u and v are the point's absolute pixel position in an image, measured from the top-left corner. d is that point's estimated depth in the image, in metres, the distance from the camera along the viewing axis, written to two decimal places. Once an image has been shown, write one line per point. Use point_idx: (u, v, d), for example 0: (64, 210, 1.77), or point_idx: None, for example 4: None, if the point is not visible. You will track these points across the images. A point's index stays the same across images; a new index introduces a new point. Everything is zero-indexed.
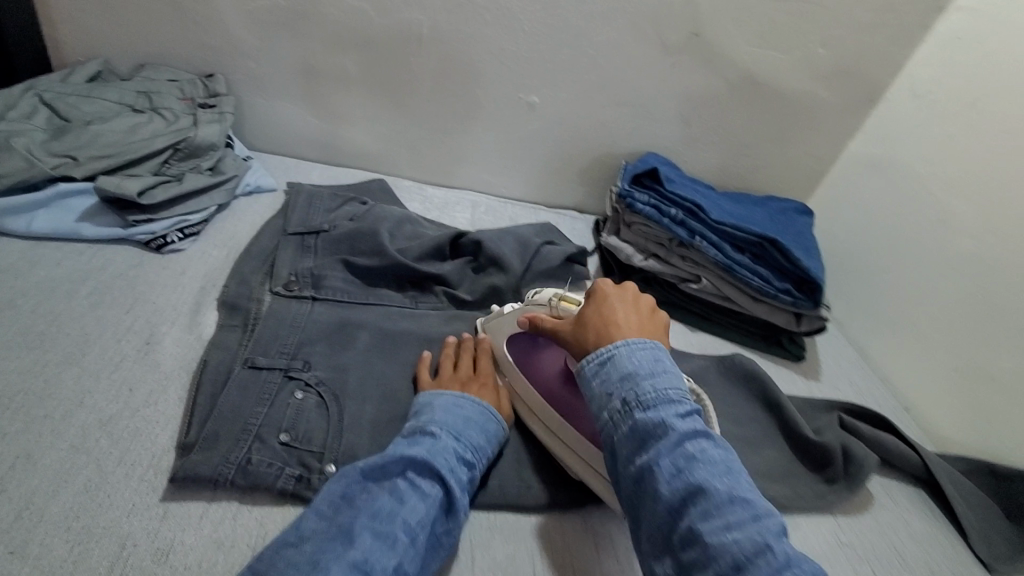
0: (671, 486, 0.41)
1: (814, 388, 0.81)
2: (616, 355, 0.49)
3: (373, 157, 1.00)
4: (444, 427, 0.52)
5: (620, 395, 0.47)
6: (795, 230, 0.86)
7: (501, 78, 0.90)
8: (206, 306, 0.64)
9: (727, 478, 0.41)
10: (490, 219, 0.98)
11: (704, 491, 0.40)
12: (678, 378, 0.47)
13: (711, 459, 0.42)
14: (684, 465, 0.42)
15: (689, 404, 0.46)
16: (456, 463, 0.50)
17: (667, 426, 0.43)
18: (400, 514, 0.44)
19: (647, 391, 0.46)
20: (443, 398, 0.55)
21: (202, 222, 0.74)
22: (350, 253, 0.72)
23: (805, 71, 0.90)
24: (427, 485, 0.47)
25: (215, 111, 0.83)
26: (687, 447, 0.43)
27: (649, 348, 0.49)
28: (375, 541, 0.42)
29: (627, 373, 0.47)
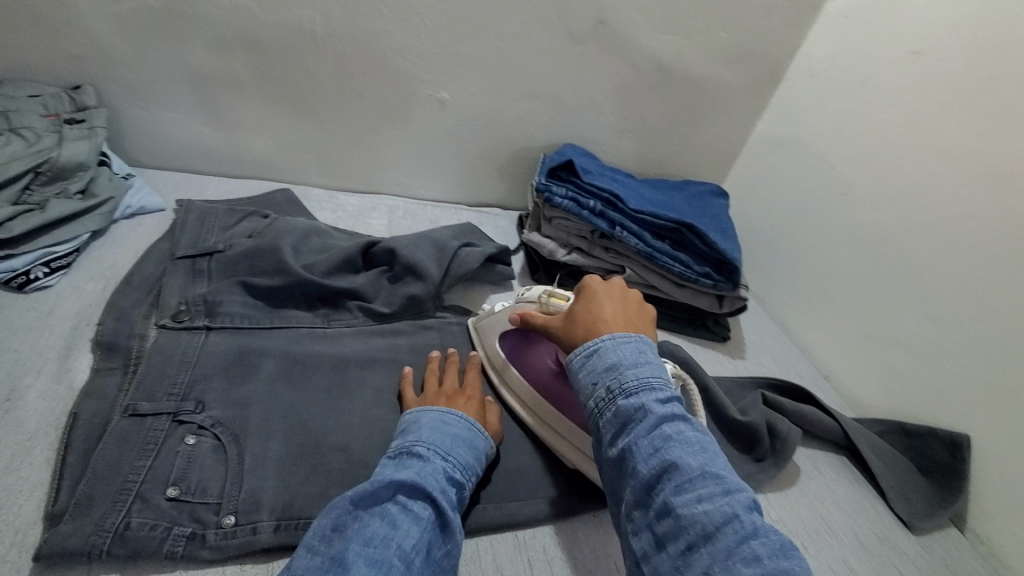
0: (649, 464, 0.42)
1: (739, 366, 0.82)
2: (602, 348, 0.50)
3: (277, 165, 0.93)
4: (431, 448, 0.49)
5: (604, 384, 0.48)
6: (712, 213, 0.87)
7: (408, 75, 0.86)
8: (79, 349, 0.56)
9: (702, 456, 0.42)
10: (409, 223, 0.93)
11: (679, 468, 0.41)
12: (661, 369, 0.48)
13: (686, 439, 0.43)
14: (662, 446, 0.43)
15: (671, 392, 0.47)
16: (447, 483, 0.47)
17: (648, 411, 0.44)
18: (395, 539, 0.41)
19: (630, 379, 0.47)
20: (428, 417, 0.53)
21: (71, 253, 0.65)
22: (249, 274, 0.66)
23: (710, 55, 0.91)
24: (420, 507, 0.43)
25: (85, 126, 0.74)
26: (667, 430, 0.44)
27: (634, 342, 0.50)
28: (370, 570, 0.38)
29: (612, 364, 0.48)
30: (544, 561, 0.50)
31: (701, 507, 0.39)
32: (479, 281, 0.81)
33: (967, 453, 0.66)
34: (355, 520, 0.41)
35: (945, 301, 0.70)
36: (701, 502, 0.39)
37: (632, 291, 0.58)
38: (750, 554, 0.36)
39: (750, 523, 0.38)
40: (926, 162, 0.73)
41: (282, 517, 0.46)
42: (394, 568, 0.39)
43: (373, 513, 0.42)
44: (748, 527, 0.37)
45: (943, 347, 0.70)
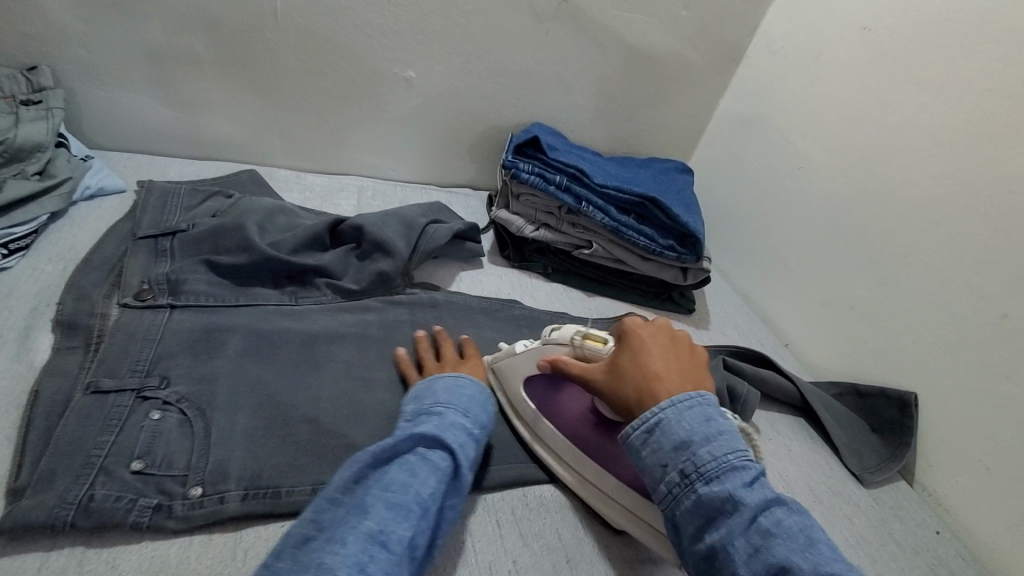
0: (752, 568, 0.39)
1: (704, 336, 0.85)
2: (664, 420, 0.46)
3: (242, 146, 0.92)
4: (450, 407, 0.50)
5: (677, 467, 0.44)
6: (676, 188, 0.89)
7: (373, 53, 0.85)
8: (39, 328, 0.55)
9: (809, 550, 0.39)
10: (378, 204, 0.93)
11: (791, 574, 0.38)
12: (735, 439, 0.45)
13: (789, 531, 0.40)
14: (762, 543, 0.39)
15: (753, 469, 0.44)
16: (465, 439, 0.48)
17: (738, 501, 0.41)
18: (413, 486, 0.41)
19: (706, 461, 0.44)
20: (443, 382, 0.54)
21: (29, 234, 0.64)
22: (213, 252, 0.65)
23: (673, 33, 0.92)
24: (438, 457, 0.44)
25: (41, 107, 0.72)
26: (764, 523, 0.40)
27: (697, 406, 0.47)
28: (388, 512, 0.39)
29: (682, 442, 0.45)
30: (512, 520, 0.52)
31: None
32: (449, 258, 0.82)
33: (914, 410, 0.69)
34: (374, 471, 0.42)
35: (893, 267, 0.73)
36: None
37: (677, 337, 0.55)
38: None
39: None
40: (877, 134, 0.76)
41: (249, 487, 0.47)
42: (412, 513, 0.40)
43: (393, 463, 0.43)
44: None
45: (893, 311, 0.73)
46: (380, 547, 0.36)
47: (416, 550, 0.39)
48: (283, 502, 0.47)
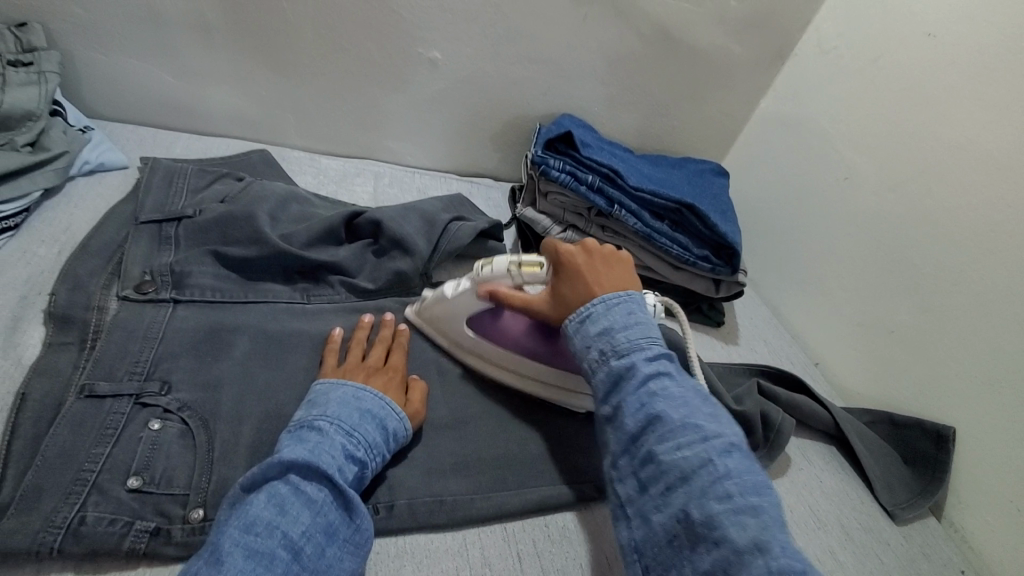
0: (636, 419, 0.45)
1: (733, 352, 0.80)
2: (594, 313, 0.51)
3: (254, 123, 0.86)
4: (335, 421, 0.46)
5: (594, 345, 0.50)
6: (712, 193, 0.84)
7: (396, 30, 0.79)
8: (28, 320, 0.50)
9: (685, 409, 0.45)
10: (396, 192, 0.88)
11: (663, 422, 0.44)
12: (651, 327, 0.50)
13: (672, 396, 0.45)
14: (647, 400, 0.45)
15: (660, 351, 0.49)
16: (345, 460, 0.44)
17: (635, 370, 0.47)
18: (281, 526, 0.38)
19: (620, 341, 0.49)
20: (340, 390, 0.49)
21: (20, 212, 0.58)
22: (222, 242, 0.61)
23: (718, 25, 0.86)
24: (313, 488, 0.41)
25: (32, 71, 0.67)
26: (654, 386, 0.46)
27: (622, 301, 0.51)
28: (247, 563, 0.36)
29: (604, 326, 0.50)
30: (533, 554, 0.48)
31: (680, 454, 0.42)
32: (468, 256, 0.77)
33: (951, 444, 0.66)
34: (240, 507, 0.39)
35: (942, 293, 0.69)
36: (679, 450, 0.42)
37: (602, 250, 0.57)
38: (724, 493, 0.39)
39: (725, 467, 0.41)
40: (936, 148, 0.70)
41: None
42: (278, 559, 0.37)
43: (259, 496, 0.40)
44: (722, 471, 0.40)
45: (940, 339, 0.69)
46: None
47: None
48: None
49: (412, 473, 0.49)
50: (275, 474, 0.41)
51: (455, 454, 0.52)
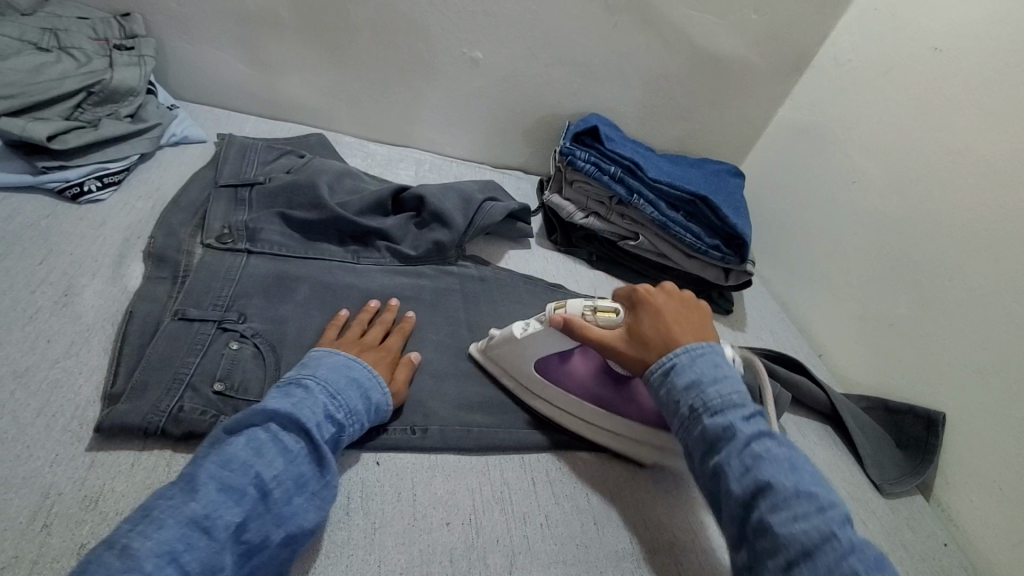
0: (743, 483, 0.44)
1: (740, 337, 0.86)
2: (679, 364, 0.51)
3: (312, 110, 0.96)
4: (322, 383, 0.49)
5: (687, 402, 0.49)
6: (727, 191, 0.90)
7: (445, 32, 0.88)
8: (131, 258, 0.60)
9: (793, 474, 0.44)
10: (435, 178, 0.97)
11: (773, 488, 0.43)
12: (739, 383, 0.50)
13: (776, 457, 0.45)
14: (752, 464, 0.44)
15: (753, 410, 0.48)
16: (325, 420, 0.47)
17: (735, 431, 0.46)
18: (255, 467, 0.41)
19: (713, 398, 0.48)
20: (332, 358, 0.52)
21: (122, 171, 0.68)
22: (287, 206, 0.70)
23: (739, 36, 0.93)
24: (291, 439, 0.44)
25: (134, 54, 0.77)
26: (756, 448, 0.45)
27: (708, 355, 0.52)
28: (219, 494, 0.39)
29: (694, 382, 0.50)
30: (546, 482, 0.55)
31: (798, 525, 0.41)
32: (499, 236, 0.85)
33: (940, 429, 0.71)
34: (220, 445, 0.42)
35: (937, 288, 0.74)
36: (798, 521, 0.41)
37: (686, 295, 0.58)
38: (851, 568, 0.38)
39: (848, 539, 0.40)
40: (937, 155, 0.76)
41: None
42: (247, 495, 0.40)
43: (239, 438, 0.43)
44: (845, 545, 0.39)
45: (933, 332, 0.74)
46: (200, 533, 0.37)
47: (247, 537, 0.39)
48: None
49: (444, 406, 0.57)
50: (258, 420, 0.44)
51: (482, 396, 0.60)
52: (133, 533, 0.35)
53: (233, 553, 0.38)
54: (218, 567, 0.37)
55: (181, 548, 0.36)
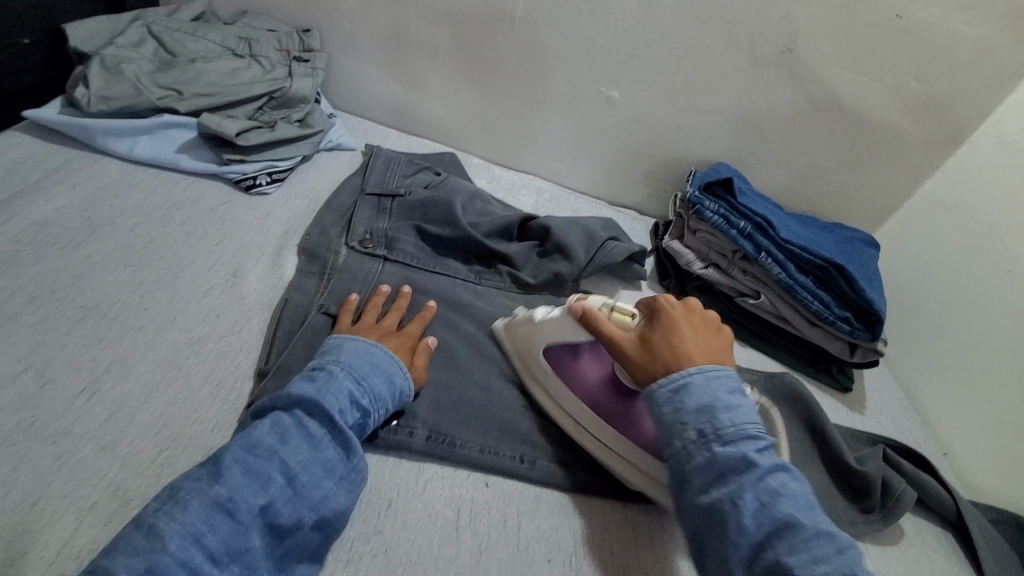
0: (757, 520, 0.42)
1: (857, 420, 0.80)
2: (691, 385, 0.48)
3: (448, 130, 1.02)
4: (346, 368, 0.49)
5: (696, 427, 0.46)
6: (861, 261, 0.85)
7: (585, 70, 0.90)
8: (288, 250, 0.65)
9: (809, 513, 0.42)
10: (553, 208, 0.99)
11: (792, 528, 0.41)
12: (752, 411, 0.48)
13: (792, 493, 0.43)
14: (768, 501, 0.42)
15: (767, 440, 0.46)
16: (349, 405, 0.47)
17: (750, 462, 0.44)
18: (279, 454, 0.42)
19: (726, 425, 0.46)
20: (353, 343, 0.53)
21: (288, 170, 0.75)
22: (422, 220, 0.74)
23: (892, 103, 0.86)
24: (314, 425, 0.45)
25: (308, 67, 0.85)
26: (772, 483, 0.43)
27: (722, 378, 0.49)
28: (243, 479, 0.40)
29: (705, 405, 0.47)
30: (648, 537, 0.53)
31: (819, 569, 0.39)
32: (613, 274, 0.85)
33: None
34: (247, 430, 0.44)
35: None
36: (818, 563, 0.39)
37: (708, 317, 0.56)
38: None
39: None
40: None
41: (433, 431, 0.54)
42: (272, 481, 0.41)
43: (264, 422, 0.44)
44: None
45: None
46: (224, 515, 0.38)
47: (276, 521, 0.40)
48: (457, 451, 0.53)
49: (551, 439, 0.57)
50: (283, 405, 0.45)
51: None
52: (159, 514, 0.37)
53: (261, 533, 0.39)
54: (244, 547, 0.38)
55: (205, 529, 0.37)
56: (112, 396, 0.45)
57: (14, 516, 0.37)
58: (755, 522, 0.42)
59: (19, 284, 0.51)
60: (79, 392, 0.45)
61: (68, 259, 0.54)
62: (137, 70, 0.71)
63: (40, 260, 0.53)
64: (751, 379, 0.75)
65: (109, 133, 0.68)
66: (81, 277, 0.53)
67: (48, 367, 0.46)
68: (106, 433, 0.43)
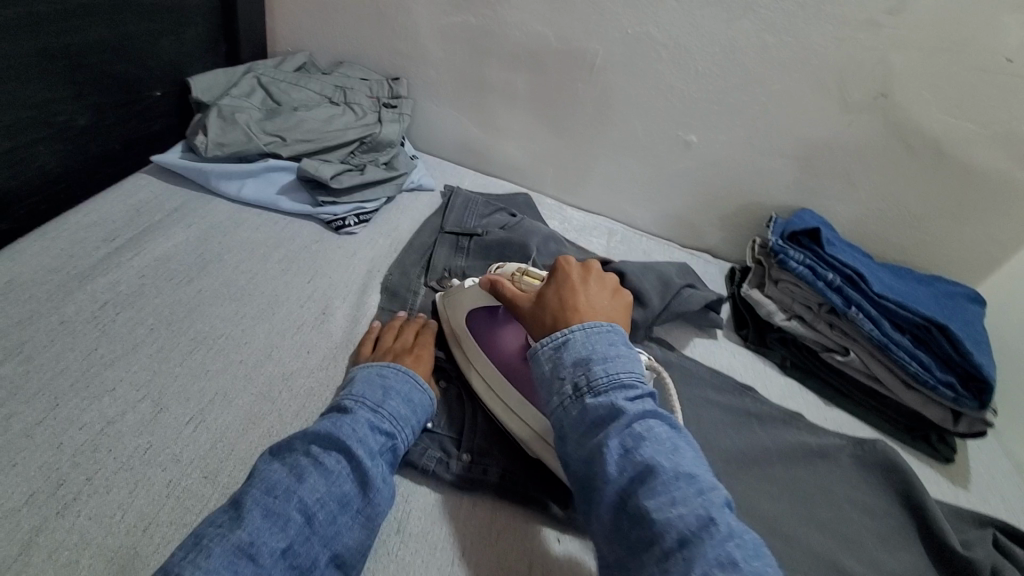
0: (620, 465, 0.42)
1: (966, 498, 0.71)
2: (571, 340, 0.49)
3: (522, 171, 1.04)
4: (360, 400, 0.51)
5: (572, 381, 0.47)
6: (966, 319, 0.78)
7: (662, 115, 0.90)
8: (371, 288, 0.69)
9: (674, 455, 0.42)
10: (624, 249, 0.98)
11: (652, 469, 0.41)
12: (632, 363, 0.48)
13: (657, 437, 0.43)
14: (631, 446, 0.43)
15: (642, 390, 0.46)
16: (369, 433, 0.48)
17: (617, 410, 0.44)
18: (297, 492, 0.42)
19: (599, 376, 0.46)
20: (366, 371, 0.55)
21: (374, 211, 0.79)
22: (498, 260, 0.76)
23: (1004, 150, 0.79)
24: (332, 460, 0.45)
25: (397, 112, 0.90)
26: (637, 427, 0.44)
27: (604, 333, 0.50)
28: (264, 521, 0.41)
29: (582, 358, 0.48)
30: None
31: (674, 508, 0.39)
32: (686, 322, 0.83)
33: None
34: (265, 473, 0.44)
35: None
36: (676, 504, 0.39)
37: (606, 279, 0.59)
38: (721, 551, 0.36)
39: (724, 522, 0.38)
40: None
41: (506, 471, 0.54)
42: (292, 520, 0.41)
43: (280, 464, 0.44)
44: (720, 526, 0.38)
45: None
46: (246, 560, 0.38)
47: (296, 562, 0.40)
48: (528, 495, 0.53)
49: None
50: (298, 446, 0.46)
51: None
52: (183, 563, 0.36)
53: None
54: None
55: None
56: (215, 427, 0.49)
57: (128, 539, 0.40)
58: (621, 466, 0.42)
59: (142, 315, 0.56)
60: (186, 422, 0.48)
61: (184, 293, 0.60)
62: (248, 118, 0.78)
63: (160, 293, 0.59)
64: (837, 444, 0.69)
65: (222, 176, 0.75)
66: (193, 310, 0.58)
67: (162, 395, 0.50)
68: (209, 462, 0.46)
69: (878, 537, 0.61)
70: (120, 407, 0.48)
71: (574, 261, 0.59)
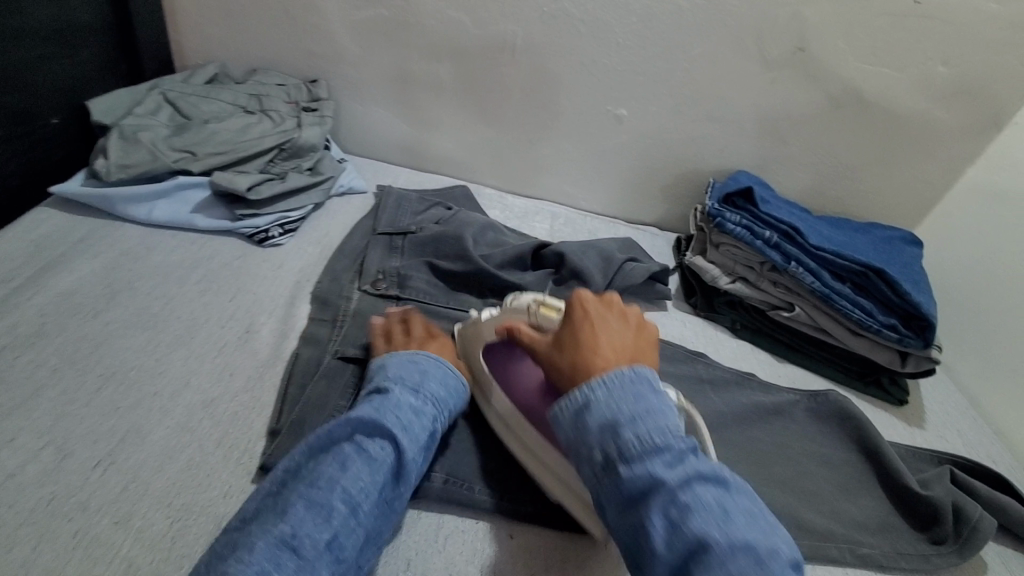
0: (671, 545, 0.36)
1: (920, 437, 0.72)
2: (591, 400, 0.42)
3: (458, 163, 1.02)
4: (399, 384, 0.50)
5: (601, 447, 0.41)
6: (905, 261, 0.79)
7: (589, 91, 0.89)
8: (301, 299, 0.65)
9: (727, 525, 0.35)
10: (568, 231, 0.97)
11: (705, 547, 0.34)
12: (665, 414, 0.41)
13: (710, 505, 0.36)
14: (678, 518, 0.36)
15: (682, 447, 0.40)
16: (411, 418, 0.47)
17: (656, 480, 0.38)
18: (341, 482, 0.42)
19: (629, 439, 0.40)
20: (399, 357, 0.54)
21: (300, 219, 0.76)
22: (434, 255, 0.73)
23: (921, 92, 0.80)
24: (376, 446, 0.44)
25: (317, 115, 0.86)
26: (684, 497, 0.37)
27: (626, 381, 0.43)
28: (306, 513, 0.40)
29: (608, 419, 0.41)
30: None
31: None
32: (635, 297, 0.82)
33: None
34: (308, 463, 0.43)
35: None
36: None
37: (630, 312, 0.50)
38: None
39: None
40: None
41: (450, 474, 0.52)
42: (335, 511, 0.41)
43: (328, 453, 0.43)
44: None
45: None
46: (289, 553, 0.38)
47: (341, 554, 0.39)
48: (474, 496, 0.51)
49: None
50: (341, 434, 0.45)
51: None
52: None
53: (329, 569, 0.39)
54: None
55: (270, 569, 0.37)
56: (127, 466, 0.45)
57: None
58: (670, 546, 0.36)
59: (42, 357, 0.52)
60: (94, 466, 0.45)
61: (91, 328, 0.56)
62: (154, 136, 0.74)
63: (63, 331, 0.55)
64: (791, 400, 0.69)
65: (129, 200, 0.70)
66: (101, 345, 0.54)
67: (66, 440, 0.46)
68: (121, 505, 0.43)
69: (837, 487, 0.61)
70: (17, 458, 0.44)
71: (592, 293, 0.51)
